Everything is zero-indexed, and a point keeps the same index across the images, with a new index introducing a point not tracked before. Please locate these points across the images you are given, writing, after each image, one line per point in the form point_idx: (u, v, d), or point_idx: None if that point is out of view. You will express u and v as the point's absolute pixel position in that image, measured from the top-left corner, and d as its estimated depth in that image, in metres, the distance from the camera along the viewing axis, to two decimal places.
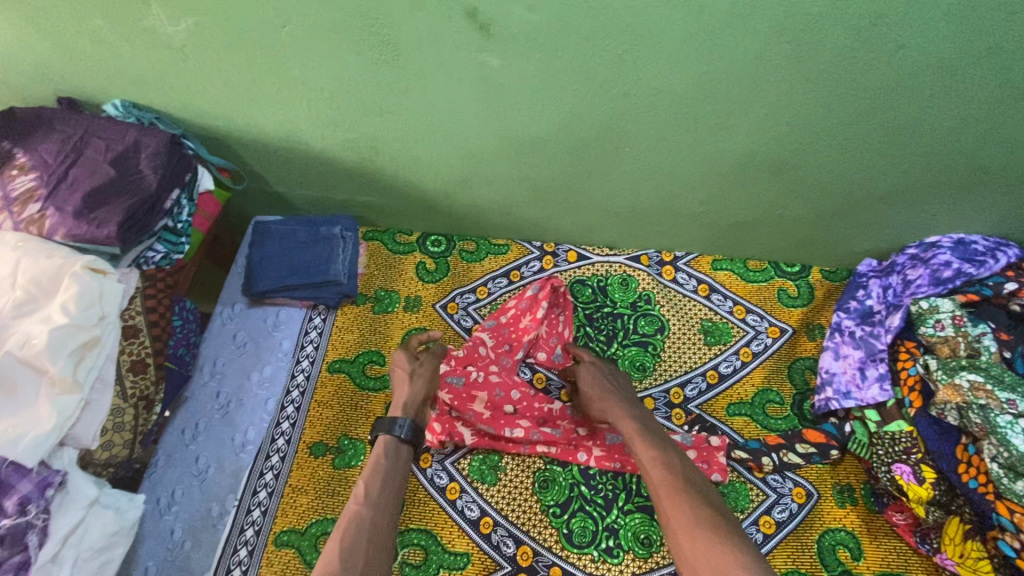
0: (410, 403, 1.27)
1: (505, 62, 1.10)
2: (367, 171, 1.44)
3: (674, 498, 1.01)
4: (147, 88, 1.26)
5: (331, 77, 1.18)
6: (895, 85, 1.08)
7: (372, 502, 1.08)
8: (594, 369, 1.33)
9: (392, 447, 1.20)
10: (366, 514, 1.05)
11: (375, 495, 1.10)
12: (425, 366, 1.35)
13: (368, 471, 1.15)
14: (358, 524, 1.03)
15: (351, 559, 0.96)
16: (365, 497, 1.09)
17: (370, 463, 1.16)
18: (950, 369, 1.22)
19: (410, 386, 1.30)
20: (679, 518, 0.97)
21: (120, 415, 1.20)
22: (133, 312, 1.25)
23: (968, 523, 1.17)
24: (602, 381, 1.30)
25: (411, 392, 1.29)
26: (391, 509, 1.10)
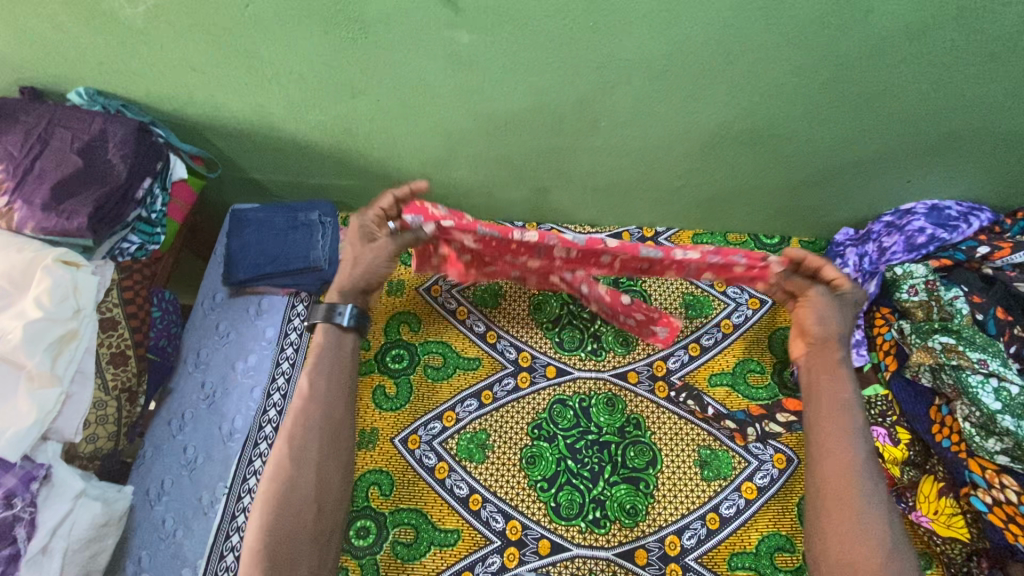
0: (347, 292, 1.24)
1: (475, 37, 1.09)
2: (342, 154, 1.42)
3: (846, 485, 1.03)
4: (111, 75, 1.23)
5: (300, 58, 1.16)
6: (867, 51, 1.08)
7: (317, 399, 1.15)
8: (852, 300, 1.16)
9: (335, 337, 1.20)
10: (313, 410, 1.13)
11: (319, 390, 1.15)
12: (376, 246, 1.24)
13: (310, 367, 1.17)
14: (306, 422, 1.12)
15: (303, 462, 1.09)
16: (308, 394, 1.15)
17: (312, 358, 1.19)
18: (923, 333, 1.24)
19: (354, 269, 1.24)
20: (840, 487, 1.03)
21: (102, 408, 1.18)
22: (110, 305, 1.24)
23: (941, 482, 1.21)
24: (835, 316, 1.15)
25: (353, 278, 1.24)
26: (341, 397, 1.17)
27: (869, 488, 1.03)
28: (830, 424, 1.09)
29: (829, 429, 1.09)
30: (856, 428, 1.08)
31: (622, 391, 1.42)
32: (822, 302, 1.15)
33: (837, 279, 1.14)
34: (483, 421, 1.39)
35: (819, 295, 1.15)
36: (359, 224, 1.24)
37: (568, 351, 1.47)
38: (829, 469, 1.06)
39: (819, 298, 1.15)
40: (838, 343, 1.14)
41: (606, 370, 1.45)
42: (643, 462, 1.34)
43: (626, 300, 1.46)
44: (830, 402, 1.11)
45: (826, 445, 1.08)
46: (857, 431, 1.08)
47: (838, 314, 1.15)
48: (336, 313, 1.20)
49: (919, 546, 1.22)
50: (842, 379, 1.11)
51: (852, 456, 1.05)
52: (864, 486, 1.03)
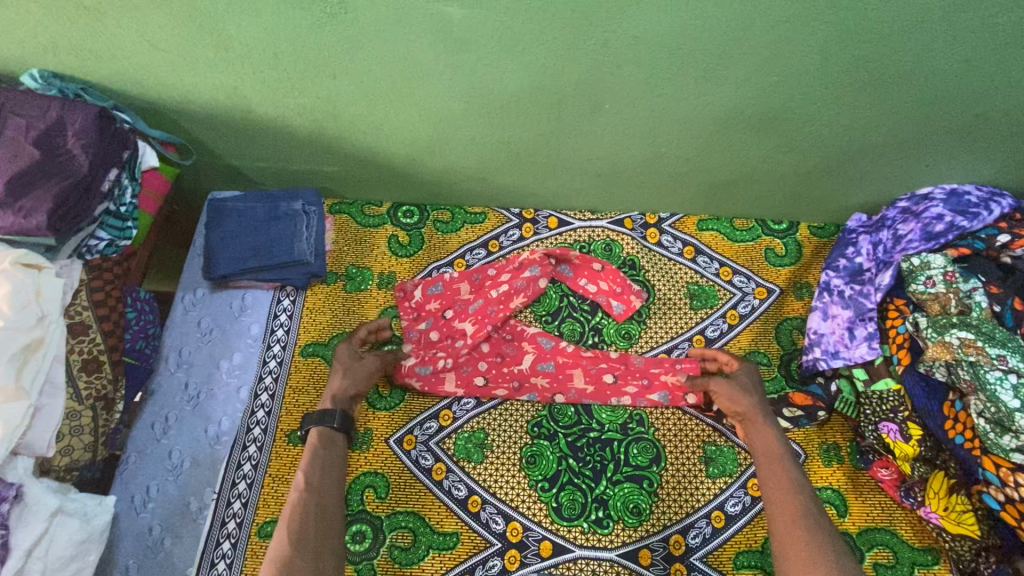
0: (340, 397, 1.25)
1: (468, 12, 0.99)
2: (326, 139, 1.32)
3: (799, 532, 1.01)
4: (66, 54, 1.11)
5: (276, 36, 1.05)
6: (894, 27, 0.99)
7: (314, 489, 1.11)
8: (751, 375, 1.29)
9: (327, 438, 1.19)
10: (310, 501, 1.08)
11: (316, 480, 1.12)
12: (363, 364, 1.30)
13: (305, 462, 1.15)
14: (305, 514, 1.07)
15: (301, 549, 1.01)
16: (305, 485, 1.11)
17: (308, 453, 1.17)
18: (939, 326, 1.19)
19: (341, 380, 1.27)
20: (787, 523, 1.03)
21: (77, 418, 1.11)
22: (78, 308, 1.16)
23: (952, 478, 1.18)
24: (742, 391, 1.26)
25: (345, 386, 1.26)
26: (334, 486, 1.13)
27: (819, 528, 1.01)
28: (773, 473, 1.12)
29: (773, 484, 1.10)
30: (795, 479, 1.10)
31: (619, 387, 1.36)
32: (730, 385, 1.28)
33: (729, 362, 1.33)
34: (481, 420, 1.34)
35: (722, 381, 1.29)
36: (342, 350, 1.32)
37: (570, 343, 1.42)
38: (780, 521, 1.04)
39: (723, 384, 1.27)
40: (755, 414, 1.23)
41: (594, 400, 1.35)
42: (647, 460, 1.30)
43: (597, 266, 1.46)
44: (766, 460, 1.15)
45: (774, 498, 1.08)
46: (798, 482, 1.10)
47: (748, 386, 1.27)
48: (330, 416, 1.20)
49: (926, 542, 1.21)
50: (770, 436, 1.18)
51: (797, 505, 1.06)
52: (814, 525, 1.02)
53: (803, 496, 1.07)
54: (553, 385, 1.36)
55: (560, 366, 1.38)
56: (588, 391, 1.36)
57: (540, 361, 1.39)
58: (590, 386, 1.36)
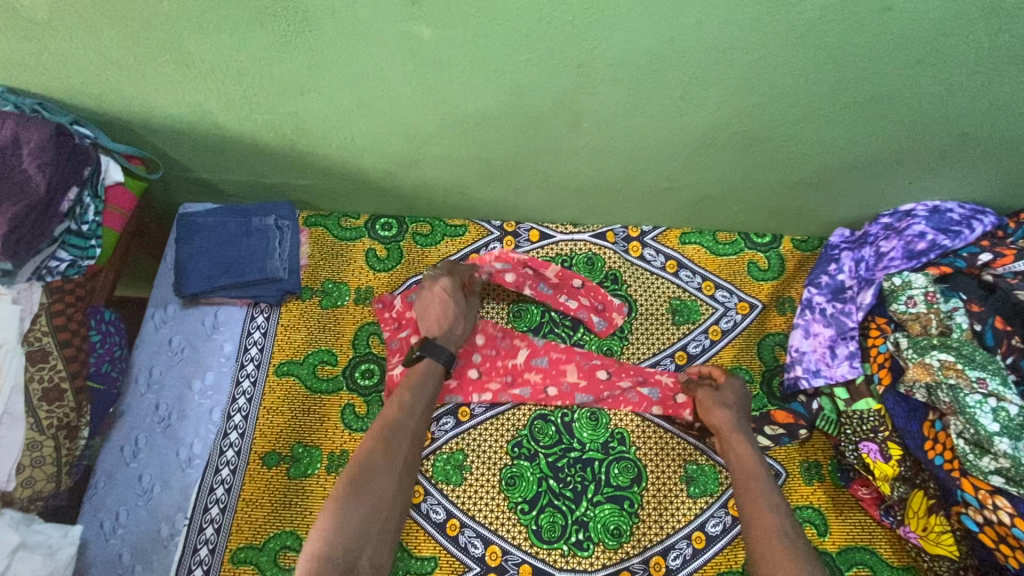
0: (449, 335, 1.32)
1: (439, 32, 0.95)
2: (299, 154, 1.28)
3: (778, 555, 1.01)
4: (18, 69, 1.06)
5: (239, 54, 1.01)
6: (878, 50, 0.97)
7: (410, 415, 1.19)
8: (736, 390, 1.28)
9: (427, 374, 1.26)
10: (403, 425, 1.17)
11: (417, 407, 1.21)
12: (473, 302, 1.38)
13: (411, 385, 1.23)
14: (399, 433, 1.17)
15: (387, 467, 1.12)
16: (403, 409, 1.19)
17: (411, 379, 1.24)
18: (920, 347, 1.17)
19: (460, 319, 1.34)
20: (767, 549, 1.02)
21: (38, 449, 1.08)
22: (38, 334, 1.11)
23: (931, 498, 1.18)
24: (723, 404, 1.24)
25: (455, 325, 1.33)
26: (425, 420, 1.22)
27: (795, 549, 1.01)
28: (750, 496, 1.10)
29: (751, 502, 1.10)
30: (771, 498, 1.10)
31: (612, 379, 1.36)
32: (713, 396, 1.26)
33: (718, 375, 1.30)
34: (461, 441, 1.32)
35: (707, 392, 1.27)
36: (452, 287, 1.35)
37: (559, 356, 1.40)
38: (760, 543, 1.04)
39: (708, 395, 1.26)
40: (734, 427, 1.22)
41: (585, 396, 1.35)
42: (628, 480, 1.29)
43: (577, 283, 1.42)
44: (742, 477, 1.14)
45: (753, 518, 1.07)
46: (775, 501, 1.09)
47: (729, 402, 1.25)
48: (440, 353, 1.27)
49: (905, 560, 1.21)
50: (749, 456, 1.17)
51: (774, 524, 1.05)
52: (794, 552, 1.01)
53: (779, 516, 1.07)
54: (547, 377, 1.37)
55: (554, 362, 1.38)
56: (580, 384, 1.36)
57: (534, 357, 1.39)
58: (583, 380, 1.36)
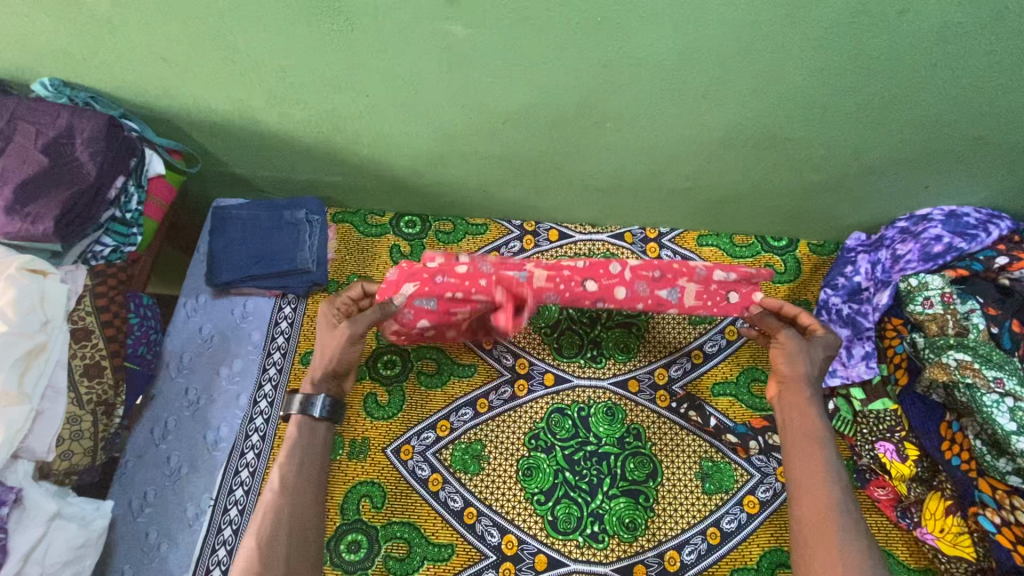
0: (328, 371, 1.19)
1: (472, 31, 1.01)
2: (330, 150, 1.34)
3: (829, 528, 0.98)
4: (75, 64, 1.13)
5: (283, 50, 1.07)
6: (893, 54, 1.01)
7: (289, 490, 1.07)
8: (828, 343, 1.17)
9: (307, 427, 1.14)
10: (284, 503, 1.04)
11: (292, 483, 1.08)
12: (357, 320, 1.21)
13: (284, 457, 1.11)
14: (276, 523, 1.02)
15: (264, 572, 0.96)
16: (280, 485, 1.07)
17: (287, 446, 1.12)
18: (937, 348, 1.20)
19: (327, 351, 1.19)
20: (813, 519, 1.00)
21: (77, 423, 1.13)
22: (82, 313, 1.18)
23: (948, 500, 1.17)
24: (808, 354, 1.15)
25: (339, 357, 1.19)
26: (311, 483, 1.10)
27: (849, 522, 0.98)
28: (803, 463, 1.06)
29: (806, 468, 1.05)
30: (829, 466, 1.05)
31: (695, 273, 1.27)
32: (800, 345, 1.17)
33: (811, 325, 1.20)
34: (479, 431, 1.35)
35: (796, 339, 1.17)
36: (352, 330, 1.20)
37: (568, 357, 1.42)
38: (806, 512, 1.01)
39: (796, 341, 1.16)
40: (810, 385, 1.14)
41: (604, 377, 1.40)
42: (643, 475, 1.30)
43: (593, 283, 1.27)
44: (802, 439, 1.09)
45: (804, 483, 1.04)
46: (833, 472, 1.04)
47: (811, 355, 1.16)
48: (312, 403, 1.14)
49: (922, 563, 1.19)
50: (812, 414, 1.10)
51: (832, 494, 1.02)
52: (848, 530, 0.97)
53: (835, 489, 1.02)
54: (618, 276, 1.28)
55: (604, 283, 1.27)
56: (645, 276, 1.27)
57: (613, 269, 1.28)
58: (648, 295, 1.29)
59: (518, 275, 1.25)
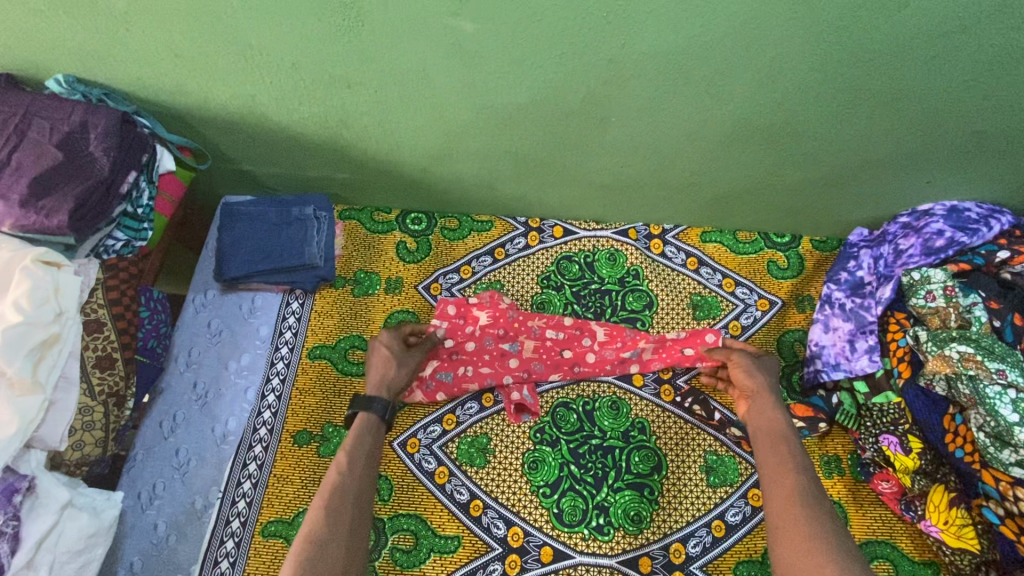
0: (391, 387, 1.26)
1: (480, 27, 1.03)
2: (339, 147, 1.36)
3: (797, 511, 1.00)
4: (90, 60, 1.15)
5: (293, 46, 1.09)
6: (893, 49, 1.03)
7: (353, 475, 1.11)
8: (776, 363, 1.31)
9: (373, 424, 1.20)
10: (349, 487, 1.09)
11: (356, 470, 1.12)
12: (411, 356, 1.31)
13: (350, 443, 1.16)
14: (341, 502, 1.06)
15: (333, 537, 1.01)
16: (346, 468, 1.11)
17: (350, 437, 1.17)
18: (939, 341, 1.20)
19: (391, 370, 1.27)
20: (785, 506, 1.02)
21: (89, 414, 1.15)
22: (94, 305, 1.19)
23: (953, 492, 1.18)
24: (763, 369, 1.27)
25: (395, 377, 1.27)
26: (373, 473, 1.14)
27: (817, 511, 0.99)
28: (773, 458, 1.11)
29: (772, 460, 1.11)
30: (795, 460, 1.10)
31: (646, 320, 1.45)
32: (752, 360, 1.29)
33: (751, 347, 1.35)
34: (484, 425, 1.36)
35: (746, 356, 1.30)
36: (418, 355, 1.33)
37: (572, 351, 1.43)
38: (776, 500, 1.03)
39: (746, 358, 1.29)
40: (768, 393, 1.24)
41: (609, 372, 1.40)
42: (648, 468, 1.31)
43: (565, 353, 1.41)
44: (770, 438, 1.15)
45: (773, 475, 1.08)
46: (800, 465, 1.09)
47: (762, 371, 1.27)
48: (375, 404, 1.21)
49: (926, 556, 1.21)
50: (775, 416, 1.18)
51: (797, 484, 1.05)
52: (816, 511, 0.99)
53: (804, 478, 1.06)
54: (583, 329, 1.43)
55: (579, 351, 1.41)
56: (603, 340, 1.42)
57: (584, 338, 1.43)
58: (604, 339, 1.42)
59: (511, 347, 1.41)
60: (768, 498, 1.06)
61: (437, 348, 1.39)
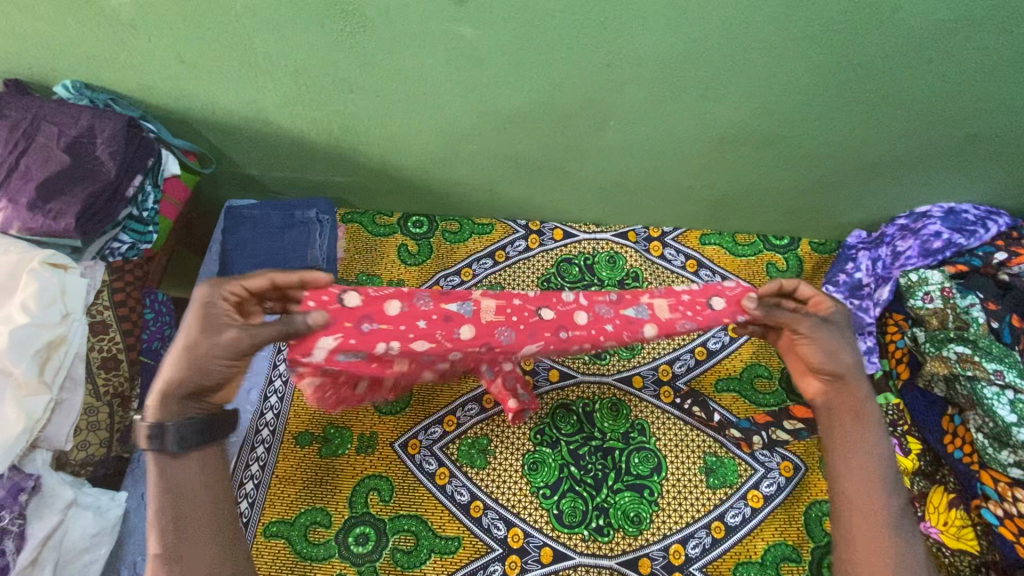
0: (190, 387, 0.88)
1: (480, 32, 1.04)
2: (340, 150, 1.37)
3: (876, 530, 0.88)
4: (97, 67, 1.18)
5: (295, 51, 1.11)
6: (888, 53, 1.04)
7: (188, 492, 0.87)
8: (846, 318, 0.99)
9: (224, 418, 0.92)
10: (191, 504, 0.87)
11: (196, 481, 0.88)
12: (233, 338, 0.88)
13: (169, 464, 0.87)
14: (174, 523, 0.85)
15: (191, 557, 0.85)
16: (183, 488, 0.87)
17: (165, 462, 0.86)
18: (937, 342, 1.22)
19: (178, 369, 0.87)
20: (859, 513, 0.89)
21: (94, 414, 1.17)
22: (100, 307, 1.21)
23: (951, 493, 1.19)
24: (847, 343, 0.97)
25: (208, 373, 0.88)
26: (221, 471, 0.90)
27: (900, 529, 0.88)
28: (853, 468, 0.91)
29: (847, 471, 0.92)
30: (879, 455, 0.92)
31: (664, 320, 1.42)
32: (825, 332, 0.97)
33: (817, 297, 0.97)
34: (485, 426, 1.37)
35: (813, 324, 0.97)
36: (239, 342, 0.88)
37: (571, 354, 1.44)
38: (856, 518, 0.89)
39: (813, 330, 0.96)
40: (859, 377, 0.95)
41: (609, 374, 1.42)
42: (648, 469, 1.32)
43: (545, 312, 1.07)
44: (849, 439, 0.94)
45: (852, 488, 0.90)
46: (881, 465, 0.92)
47: (847, 346, 0.96)
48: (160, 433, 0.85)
49: None
50: (870, 417, 0.93)
51: (881, 502, 0.89)
52: (898, 521, 0.88)
53: (887, 491, 0.90)
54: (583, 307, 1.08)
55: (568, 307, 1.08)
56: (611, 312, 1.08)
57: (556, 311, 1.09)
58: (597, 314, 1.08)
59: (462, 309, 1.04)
60: (840, 511, 0.91)
61: (343, 318, 0.97)
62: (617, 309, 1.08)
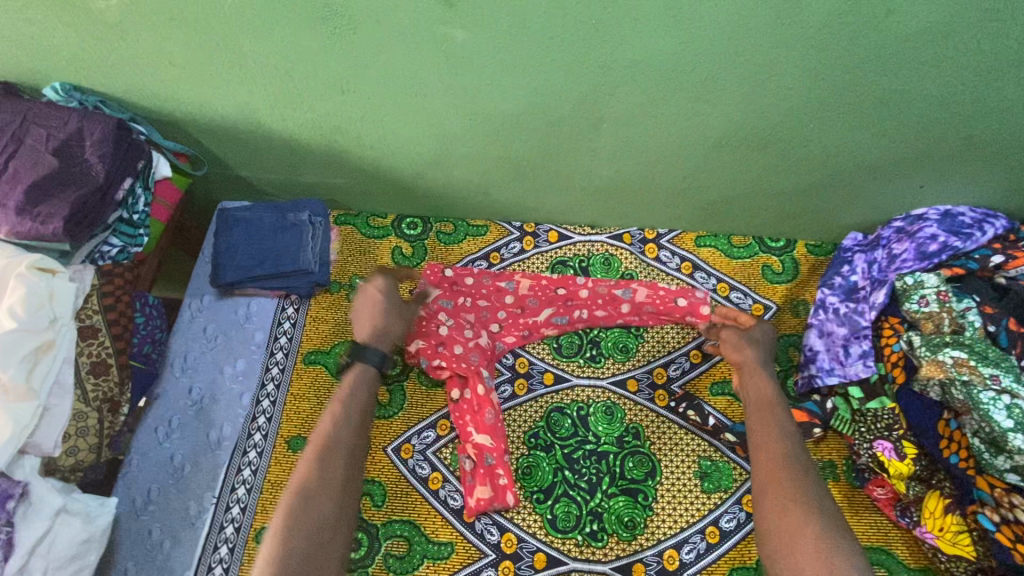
0: (387, 335, 1.28)
1: (471, 34, 1.03)
2: (333, 152, 1.36)
3: (782, 481, 1.01)
4: (86, 69, 1.17)
5: (286, 53, 1.10)
6: (882, 54, 1.03)
7: (344, 429, 1.12)
8: (765, 333, 1.33)
9: (366, 376, 1.21)
10: (342, 439, 1.10)
11: (349, 422, 1.13)
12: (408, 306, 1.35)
13: (344, 397, 1.17)
14: (329, 452, 1.08)
15: (324, 483, 1.04)
16: (341, 420, 1.13)
17: (343, 392, 1.18)
18: (933, 346, 1.19)
19: (384, 320, 1.29)
20: (768, 473, 1.04)
21: (82, 420, 1.15)
22: (89, 312, 1.19)
23: (948, 498, 1.17)
24: (750, 342, 1.30)
25: (388, 325, 1.29)
26: (364, 422, 1.16)
27: (802, 477, 1.02)
28: (760, 425, 1.13)
29: (763, 431, 1.12)
30: (784, 428, 1.11)
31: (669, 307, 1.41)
32: (740, 336, 1.31)
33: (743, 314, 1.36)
34: None
35: (733, 331, 1.33)
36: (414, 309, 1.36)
37: (566, 357, 1.43)
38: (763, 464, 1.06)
39: (734, 334, 1.32)
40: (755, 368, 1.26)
41: (604, 377, 1.41)
42: (642, 473, 1.31)
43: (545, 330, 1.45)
44: (759, 407, 1.18)
45: (761, 444, 1.10)
46: (787, 430, 1.11)
47: (751, 347, 1.29)
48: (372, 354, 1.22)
49: (921, 562, 1.21)
50: (767, 386, 1.21)
51: (782, 454, 1.06)
52: (805, 478, 1.01)
53: (793, 446, 1.08)
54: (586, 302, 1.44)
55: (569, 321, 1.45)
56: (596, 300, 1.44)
57: (556, 315, 1.45)
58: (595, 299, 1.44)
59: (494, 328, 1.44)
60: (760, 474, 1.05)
61: (443, 282, 1.46)
62: (610, 288, 1.45)
